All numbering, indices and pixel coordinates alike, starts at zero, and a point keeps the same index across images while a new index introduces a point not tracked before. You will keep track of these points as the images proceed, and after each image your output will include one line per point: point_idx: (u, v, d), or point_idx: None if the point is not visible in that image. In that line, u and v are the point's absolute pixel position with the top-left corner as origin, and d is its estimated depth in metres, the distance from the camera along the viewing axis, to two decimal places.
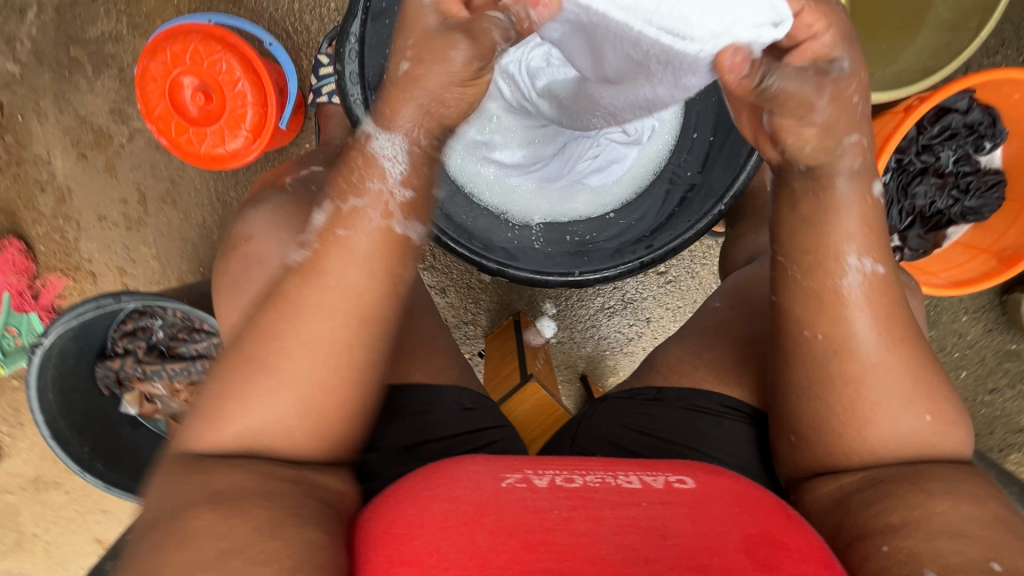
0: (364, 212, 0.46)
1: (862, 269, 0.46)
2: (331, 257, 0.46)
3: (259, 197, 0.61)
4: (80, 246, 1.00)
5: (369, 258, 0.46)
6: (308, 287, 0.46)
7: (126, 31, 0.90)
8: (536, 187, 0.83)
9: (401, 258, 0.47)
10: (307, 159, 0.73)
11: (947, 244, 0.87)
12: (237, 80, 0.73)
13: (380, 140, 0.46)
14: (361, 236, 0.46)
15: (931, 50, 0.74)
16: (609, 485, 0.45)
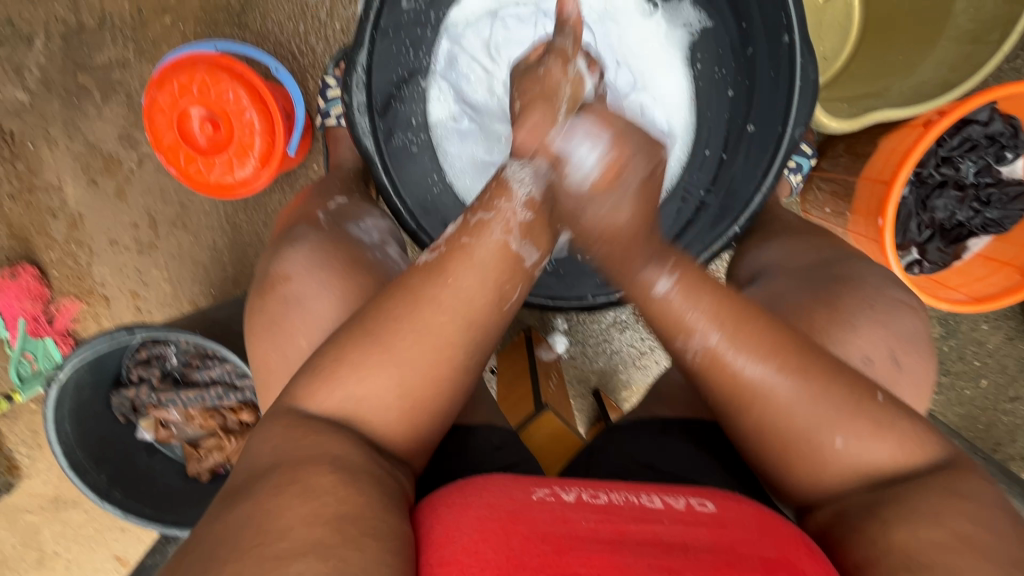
0: (499, 222, 0.51)
1: (706, 339, 0.50)
2: (453, 266, 0.50)
3: (295, 234, 0.61)
4: (92, 270, 1.00)
5: (489, 268, 0.50)
6: (432, 284, 0.49)
7: (133, 57, 0.90)
8: None
9: (515, 273, 0.51)
10: (325, 186, 0.73)
11: (967, 256, 0.85)
12: (244, 109, 0.73)
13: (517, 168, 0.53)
14: (489, 245, 0.50)
15: (951, 61, 0.72)
16: (636, 501, 0.47)
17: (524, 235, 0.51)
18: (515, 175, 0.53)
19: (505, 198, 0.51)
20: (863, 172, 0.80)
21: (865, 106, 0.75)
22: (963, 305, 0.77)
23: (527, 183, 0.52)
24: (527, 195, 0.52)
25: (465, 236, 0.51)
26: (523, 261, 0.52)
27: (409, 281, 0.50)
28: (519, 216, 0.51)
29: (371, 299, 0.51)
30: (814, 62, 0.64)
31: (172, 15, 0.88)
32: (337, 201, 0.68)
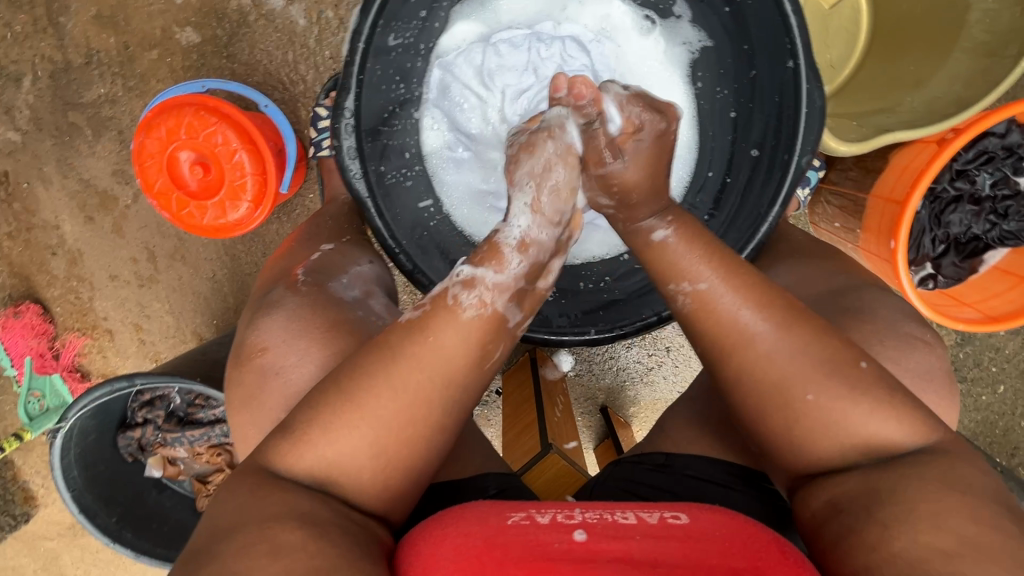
0: (482, 294, 0.50)
1: (690, 289, 0.52)
2: (437, 325, 0.49)
3: (271, 299, 0.64)
4: (94, 306, 1.00)
5: (472, 335, 0.49)
6: (413, 343, 0.48)
7: (121, 92, 0.88)
8: None
9: (499, 332, 0.51)
10: (315, 226, 0.75)
11: (984, 269, 0.81)
12: (234, 151, 0.71)
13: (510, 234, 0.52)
14: (473, 314, 0.49)
15: (966, 75, 0.69)
16: (610, 517, 0.46)
17: (513, 299, 0.51)
18: (506, 239, 0.52)
19: (494, 266, 0.51)
20: (874, 188, 0.77)
21: (875, 125, 0.72)
22: (980, 325, 0.74)
23: (517, 257, 0.52)
24: (518, 267, 0.51)
25: (456, 300, 0.50)
26: (507, 321, 0.51)
27: (390, 338, 0.49)
28: (501, 290, 0.50)
29: (354, 357, 0.49)
30: (821, 88, 0.60)
31: (158, 48, 0.86)
32: (325, 250, 0.70)
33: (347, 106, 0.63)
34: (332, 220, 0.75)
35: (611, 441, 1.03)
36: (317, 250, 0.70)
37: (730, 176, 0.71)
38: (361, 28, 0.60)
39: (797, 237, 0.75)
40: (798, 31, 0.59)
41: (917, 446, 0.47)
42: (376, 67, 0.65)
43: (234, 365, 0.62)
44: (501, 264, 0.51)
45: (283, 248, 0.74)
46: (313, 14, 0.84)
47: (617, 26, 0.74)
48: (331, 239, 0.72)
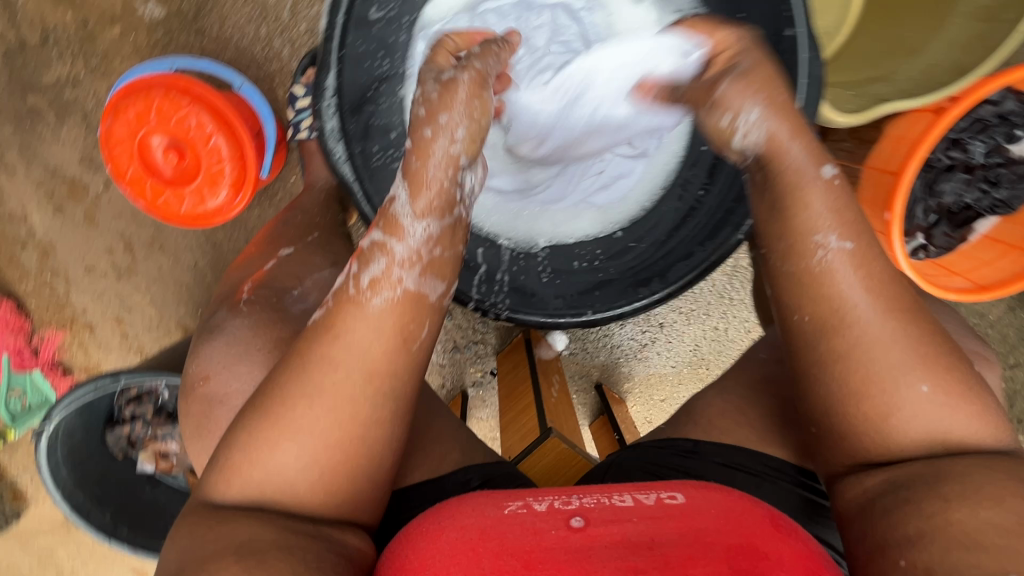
0: (390, 276, 0.47)
1: (831, 245, 0.50)
2: (344, 321, 0.46)
3: (214, 324, 0.62)
4: (72, 299, 0.97)
5: (388, 323, 0.46)
6: (323, 345, 0.46)
7: (83, 73, 0.83)
8: (541, 210, 0.79)
9: (422, 314, 0.47)
10: (284, 223, 0.73)
11: (974, 238, 0.81)
12: (210, 135, 0.67)
13: (396, 202, 0.48)
14: (383, 303, 0.46)
15: (962, 40, 0.67)
16: (607, 501, 0.47)
17: (423, 275, 0.47)
18: (401, 211, 0.48)
19: (395, 237, 0.47)
20: (868, 159, 0.76)
21: (872, 95, 0.70)
22: (971, 294, 0.75)
23: (418, 226, 0.47)
24: (424, 233, 0.48)
25: (357, 290, 0.46)
26: (425, 297, 0.48)
27: (304, 344, 0.46)
28: (409, 266, 0.47)
29: (276, 369, 0.47)
30: (820, 59, 0.58)
31: (121, 24, 0.81)
32: (282, 255, 0.68)
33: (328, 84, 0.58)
34: (302, 215, 0.73)
35: (607, 417, 1.06)
36: (276, 256, 0.68)
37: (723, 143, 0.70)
38: None
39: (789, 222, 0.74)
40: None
41: (941, 413, 0.48)
42: (357, 43, 0.61)
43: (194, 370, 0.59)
44: (400, 233, 0.47)
45: (244, 257, 0.72)
46: None
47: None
48: (287, 242, 0.70)
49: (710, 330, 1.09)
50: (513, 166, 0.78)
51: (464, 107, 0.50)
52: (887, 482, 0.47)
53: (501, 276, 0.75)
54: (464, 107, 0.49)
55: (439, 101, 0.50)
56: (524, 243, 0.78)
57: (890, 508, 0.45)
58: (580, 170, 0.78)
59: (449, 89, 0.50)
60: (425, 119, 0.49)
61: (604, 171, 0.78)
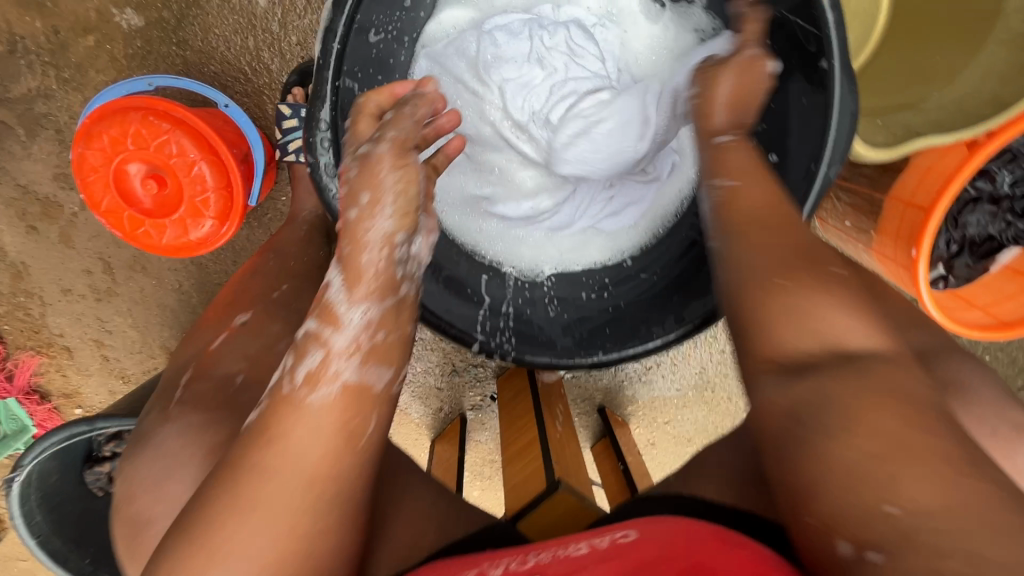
0: (326, 369, 0.46)
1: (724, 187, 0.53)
2: (280, 424, 0.44)
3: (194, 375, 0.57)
4: (48, 322, 0.92)
5: (328, 421, 0.44)
6: (257, 451, 0.43)
7: (55, 86, 0.77)
8: (548, 237, 0.74)
9: (366, 403, 0.46)
10: (254, 272, 0.67)
11: (995, 268, 0.77)
12: (193, 163, 0.62)
13: (332, 293, 0.48)
14: (319, 401, 0.44)
15: (1000, 70, 0.63)
16: (563, 553, 0.46)
17: (364, 364, 0.47)
18: (336, 297, 0.48)
19: (331, 328, 0.47)
20: (891, 190, 0.73)
21: (905, 125, 0.67)
22: (994, 331, 0.70)
23: (354, 311, 0.47)
24: (363, 318, 0.47)
25: (292, 388, 0.45)
26: (367, 386, 0.46)
27: (232, 453, 0.44)
28: (347, 356, 0.46)
29: (213, 469, 0.44)
30: (855, 93, 0.53)
31: (95, 33, 0.74)
32: (236, 325, 0.61)
33: (323, 118, 0.52)
34: (275, 260, 0.67)
35: (609, 441, 1.03)
36: (227, 329, 0.61)
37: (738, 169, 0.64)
38: (335, 25, 0.49)
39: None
40: (831, 13, 0.51)
41: (835, 324, 0.45)
42: (354, 72, 0.55)
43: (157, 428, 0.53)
44: (337, 324, 0.46)
45: (192, 330, 0.63)
46: None
47: (627, 7, 0.69)
48: (244, 307, 0.63)
49: (718, 354, 1.06)
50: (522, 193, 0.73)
51: (392, 179, 0.48)
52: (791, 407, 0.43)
53: (505, 310, 0.70)
54: (391, 179, 0.48)
55: (359, 178, 0.48)
56: (528, 269, 0.73)
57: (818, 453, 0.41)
58: (588, 196, 0.74)
59: (371, 162, 0.49)
60: (352, 200, 0.48)
61: (613, 196, 0.73)
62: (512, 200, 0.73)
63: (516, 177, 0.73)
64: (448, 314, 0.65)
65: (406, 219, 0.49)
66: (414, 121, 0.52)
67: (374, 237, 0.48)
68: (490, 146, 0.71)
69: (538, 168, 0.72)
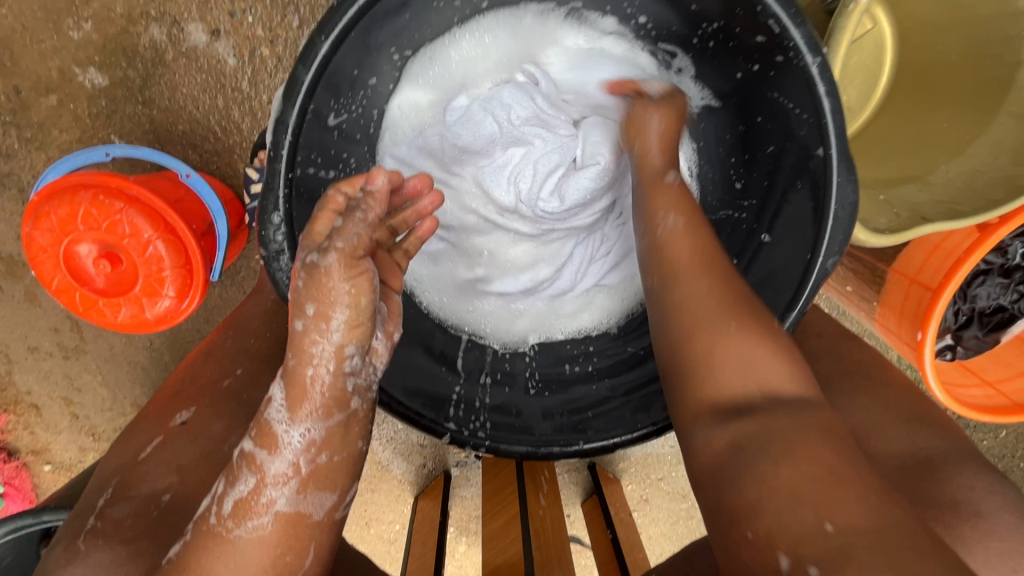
0: (258, 498, 0.46)
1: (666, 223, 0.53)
2: (204, 559, 0.44)
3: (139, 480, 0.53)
4: (14, 380, 0.89)
5: (257, 556, 0.45)
6: None
7: (17, 145, 0.74)
8: (551, 304, 0.70)
9: (300, 531, 0.47)
10: (207, 352, 0.65)
11: (1006, 338, 0.74)
12: (147, 242, 0.58)
13: (274, 411, 0.47)
14: (248, 533, 0.45)
15: (1011, 146, 0.59)
16: None
17: (301, 491, 0.47)
18: (275, 417, 0.46)
19: (268, 454, 0.46)
20: (894, 262, 0.68)
21: (908, 204, 0.62)
22: (1004, 416, 0.67)
23: (294, 434, 0.46)
24: (300, 441, 0.46)
25: (219, 518, 0.46)
26: (303, 512, 0.47)
27: None
28: (282, 484, 0.46)
29: None
30: (854, 182, 0.49)
31: (57, 92, 0.71)
32: (174, 426, 0.58)
33: (276, 213, 0.48)
34: (236, 337, 0.65)
35: (598, 500, 1.00)
36: (164, 431, 0.57)
37: (722, 247, 0.61)
38: (286, 117, 0.46)
39: (806, 346, 0.68)
40: (826, 100, 0.46)
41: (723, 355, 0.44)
42: (313, 159, 0.51)
43: (95, 540, 0.49)
44: (272, 451, 0.46)
45: (133, 423, 0.61)
46: (243, 53, 0.70)
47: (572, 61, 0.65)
48: (186, 404, 0.60)
49: None
50: (517, 266, 0.69)
51: (343, 292, 0.45)
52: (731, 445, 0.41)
53: (483, 384, 0.65)
54: (343, 294, 0.45)
55: (306, 289, 0.45)
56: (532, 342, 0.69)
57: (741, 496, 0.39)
58: (587, 254, 0.69)
59: (319, 275, 0.44)
60: (300, 309, 0.46)
61: (613, 248, 0.69)
62: (506, 277, 0.69)
63: (506, 253, 0.69)
64: (423, 386, 0.61)
65: (358, 328, 0.46)
66: (365, 228, 0.46)
67: (325, 351, 0.46)
68: (477, 228, 0.68)
69: (531, 242, 0.69)
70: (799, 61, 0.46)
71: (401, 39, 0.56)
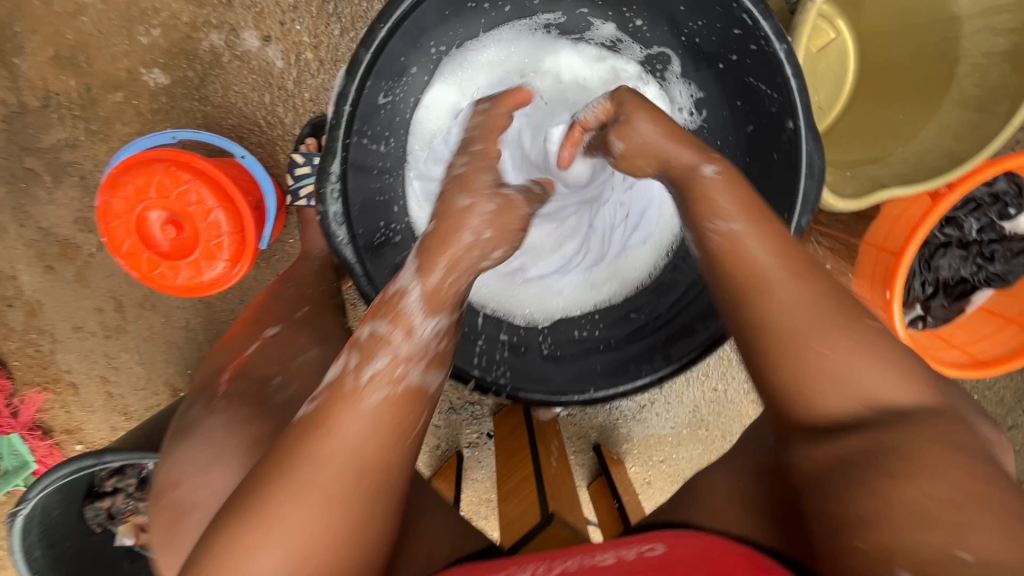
0: (394, 369, 0.46)
1: (723, 228, 0.48)
2: (335, 415, 0.44)
3: (195, 414, 0.57)
4: (56, 359, 0.95)
5: (387, 417, 0.45)
6: (306, 443, 0.42)
7: (83, 136, 0.82)
8: (585, 279, 0.76)
9: (419, 405, 0.47)
10: (275, 296, 0.70)
11: (971, 309, 0.82)
12: (210, 210, 0.67)
13: (410, 291, 0.49)
14: (381, 397, 0.45)
15: (956, 128, 0.69)
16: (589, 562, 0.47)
17: (427, 369, 0.48)
18: (412, 305, 0.49)
19: (402, 331, 0.48)
20: (867, 235, 0.77)
21: (871, 177, 0.71)
22: (972, 371, 0.75)
23: (429, 324, 0.49)
24: (433, 328, 0.49)
25: (354, 383, 0.45)
26: (426, 391, 0.48)
27: (285, 438, 0.44)
28: (413, 362, 0.47)
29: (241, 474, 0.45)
30: (821, 150, 0.57)
31: (123, 90, 0.81)
32: (267, 336, 0.65)
33: (334, 173, 0.58)
34: (293, 288, 0.70)
35: (604, 480, 1.04)
36: (258, 340, 0.64)
37: None
38: (347, 92, 0.55)
39: None
40: (794, 80, 0.56)
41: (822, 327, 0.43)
42: (363, 132, 0.60)
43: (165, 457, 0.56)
44: (411, 329, 0.48)
45: (217, 346, 0.67)
46: (291, 56, 0.80)
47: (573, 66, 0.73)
48: (270, 324, 0.66)
49: (710, 391, 1.09)
50: (549, 250, 0.76)
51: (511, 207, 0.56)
52: (836, 460, 0.41)
53: (501, 340, 0.73)
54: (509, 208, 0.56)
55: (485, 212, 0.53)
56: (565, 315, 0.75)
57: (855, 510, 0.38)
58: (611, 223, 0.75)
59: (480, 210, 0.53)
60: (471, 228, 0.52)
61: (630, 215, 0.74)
62: (542, 260, 0.76)
63: (540, 241, 0.75)
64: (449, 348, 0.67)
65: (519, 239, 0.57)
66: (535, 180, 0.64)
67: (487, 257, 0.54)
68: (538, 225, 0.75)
69: (550, 223, 0.75)
70: (769, 47, 0.56)
71: (436, 32, 0.64)
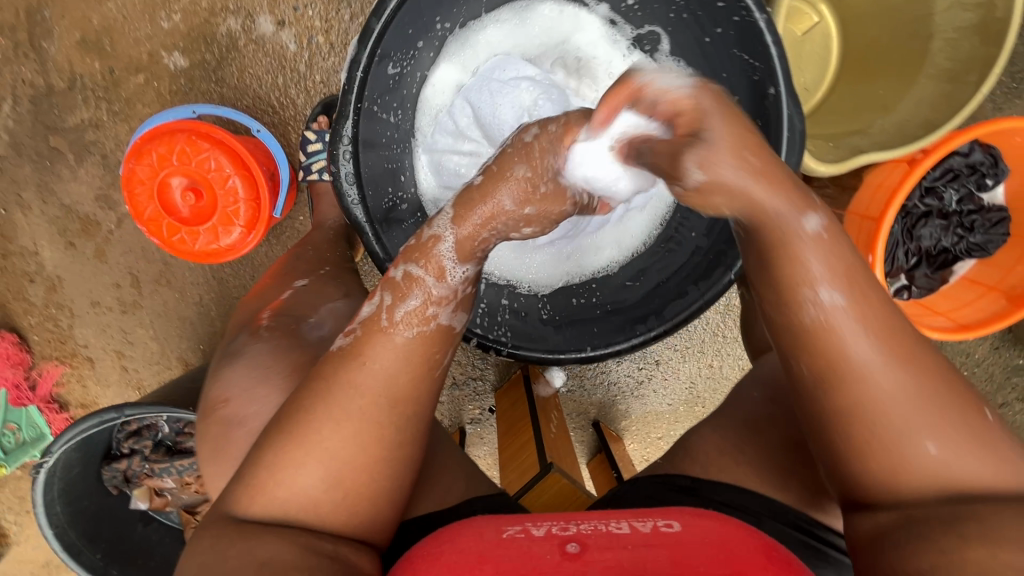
0: (426, 309, 0.51)
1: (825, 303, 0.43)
2: (370, 348, 0.49)
3: (232, 350, 0.63)
4: (74, 334, 0.98)
5: (417, 350, 0.50)
6: (345, 372, 0.48)
7: (106, 117, 0.87)
8: (588, 241, 0.76)
9: (444, 343, 0.51)
10: (295, 257, 0.75)
11: (954, 279, 0.86)
12: (228, 177, 0.71)
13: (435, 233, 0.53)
14: (411, 333, 0.50)
15: (930, 100, 0.73)
16: (603, 528, 0.41)
17: (455, 310, 0.52)
18: (445, 251, 0.52)
19: (433, 275, 0.51)
20: (851, 205, 0.80)
21: (851, 146, 0.75)
22: (954, 334, 0.78)
23: (459, 270, 0.52)
24: (462, 274, 0.52)
25: (389, 322, 0.50)
26: (451, 331, 0.52)
27: (323, 368, 0.49)
28: (442, 302, 0.51)
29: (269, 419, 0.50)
30: (801, 114, 0.61)
31: (145, 72, 0.85)
32: (297, 286, 0.70)
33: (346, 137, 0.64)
34: (313, 252, 0.76)
35: (604, 454, 1.07)
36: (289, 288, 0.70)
37: None
38: (359, 58, 0.61)
39: None
40: (773, 48, 0.61)
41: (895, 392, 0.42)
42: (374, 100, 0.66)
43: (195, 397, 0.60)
44: (442, 274, 0.51)
45: (240, 306, 0.73)
46: (303, 39, 0.85)
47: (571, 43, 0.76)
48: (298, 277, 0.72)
49: (706, 367, 1.11)
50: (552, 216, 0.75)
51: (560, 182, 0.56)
52: (901, 519, 0.42)
53: (503, 305, 0.76)
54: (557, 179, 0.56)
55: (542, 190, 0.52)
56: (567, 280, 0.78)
57: (918, 564, 0.40)
58: None
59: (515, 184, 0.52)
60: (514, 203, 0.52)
61: None
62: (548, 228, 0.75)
63: None
64: None
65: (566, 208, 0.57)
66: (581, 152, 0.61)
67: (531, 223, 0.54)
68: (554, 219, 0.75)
69: None
70: (750, 17, 0.61)
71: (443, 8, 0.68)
